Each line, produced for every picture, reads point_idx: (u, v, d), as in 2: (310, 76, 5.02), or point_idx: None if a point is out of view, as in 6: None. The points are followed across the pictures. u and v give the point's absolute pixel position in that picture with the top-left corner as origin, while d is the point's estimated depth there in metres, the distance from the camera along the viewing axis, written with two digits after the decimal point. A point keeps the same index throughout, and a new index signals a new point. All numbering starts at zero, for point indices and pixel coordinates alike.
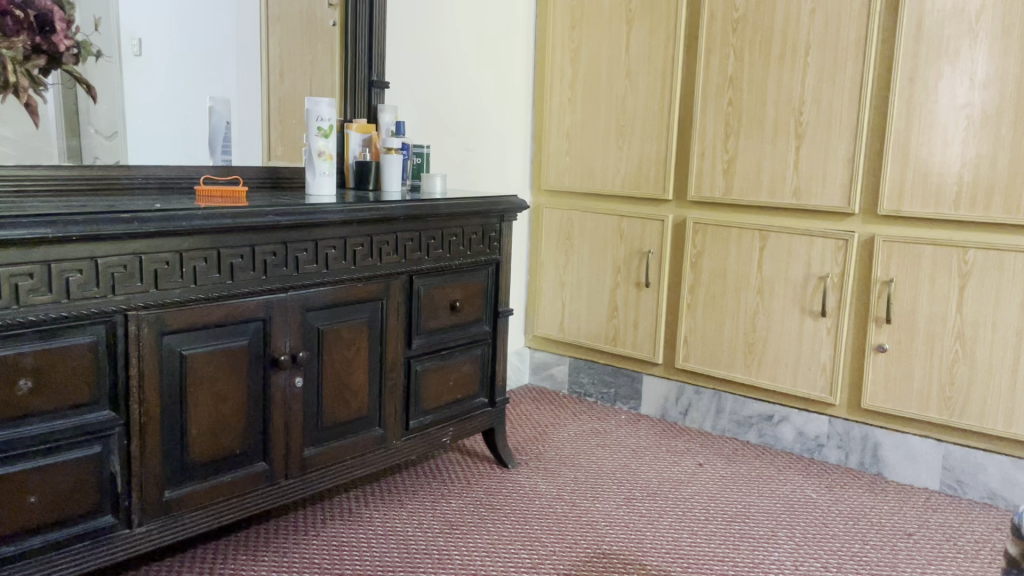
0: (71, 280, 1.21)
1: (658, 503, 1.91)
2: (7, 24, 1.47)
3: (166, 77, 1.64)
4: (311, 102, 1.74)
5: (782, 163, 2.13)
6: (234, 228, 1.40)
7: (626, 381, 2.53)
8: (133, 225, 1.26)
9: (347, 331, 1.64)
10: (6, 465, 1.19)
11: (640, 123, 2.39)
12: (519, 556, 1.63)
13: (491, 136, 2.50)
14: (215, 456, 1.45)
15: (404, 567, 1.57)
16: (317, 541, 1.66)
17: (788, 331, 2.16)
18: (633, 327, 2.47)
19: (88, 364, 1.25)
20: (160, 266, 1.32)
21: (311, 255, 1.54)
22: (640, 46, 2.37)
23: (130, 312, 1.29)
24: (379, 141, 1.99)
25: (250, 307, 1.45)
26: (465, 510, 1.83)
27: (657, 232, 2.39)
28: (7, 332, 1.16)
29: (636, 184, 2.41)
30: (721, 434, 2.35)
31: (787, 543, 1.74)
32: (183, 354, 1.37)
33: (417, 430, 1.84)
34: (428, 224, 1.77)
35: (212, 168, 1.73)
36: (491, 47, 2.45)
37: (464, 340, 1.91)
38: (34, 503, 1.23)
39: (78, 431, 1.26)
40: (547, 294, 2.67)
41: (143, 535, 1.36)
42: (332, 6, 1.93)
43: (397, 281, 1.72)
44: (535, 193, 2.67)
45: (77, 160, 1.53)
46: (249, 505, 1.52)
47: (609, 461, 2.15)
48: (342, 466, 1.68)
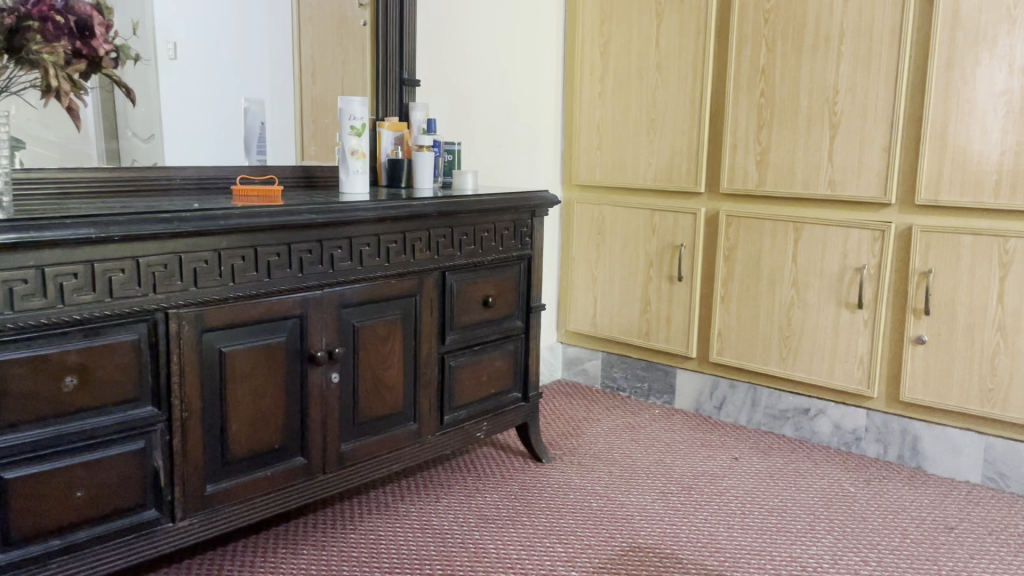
0: (114, 279, 1.24)
1: (694, 497, 1.90)
2: (49, 30, 1.49)
3: (201, 80, 1.66)
4: (343, 101, 1.75)
5: (816, 153, 2.11)
6: (270, 227, 1.42)
7: (660, 376, 2.53)
8: (173, 225, 1.28)
9: (382, 327, 1.65)
10: (52, 460, 1.22)
11: (670, 116, 2.38)
12: (555, 549, 1.64)
13: (521, 131, 2.50)
14: (255, 451, 1.48)
15: (440, 560, 1.58)
16: (355, 535, 1.68)
17: (824, 324, 2.14)
18: (666, 321, 2.46)
19: (131, 361, 1.28)
20: (200, 265, 1.34)
21: (345, 252, 1.56)
22: (671, 38, 2.35)
23: (171, 310, 1.32)
24: (411, 139, 2.00)
25: (287, 305, 1.48)
26: (500, 504, 1.84)
27: (689, 225, 2.37)
28: (52, 330, 1.19)
29: (668, 178, 2.40)
30: (757, 428, 2.34)
31: (825, 537, 1.72)
32: (223, 351, 1.40)
33: (451, 424, 1.85)
34: (460, 220, 1.78)
35: (248, 168, 1.76)
36: (521, 44, 2.45)
37: (497, 336, 1.92)
38: (81, 497, 1.26)
39: (122, 426, 1.29)
40: (579, 289, 2.67)
41: (186, 529, 1.39)
42: (362, 6, 1.95)
43: (431, 278, 1.74)
44: (566, 188, 2.67)
45: (115, 162, 1.57)
46: (288, 499, 1.54)
47: (644, 455, 2.15)
48: (378, 460, 1.70)
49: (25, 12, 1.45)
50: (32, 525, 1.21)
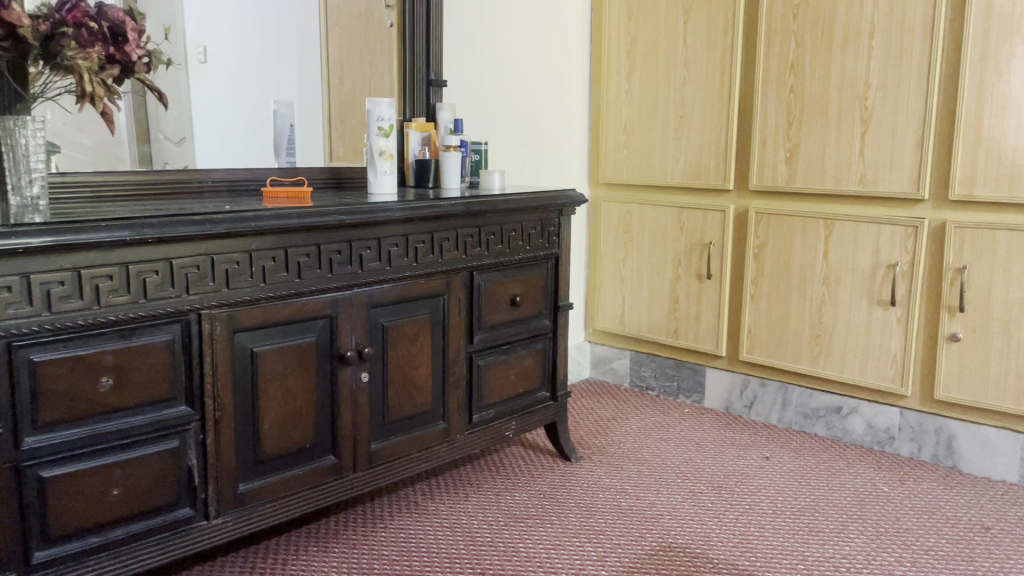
0: (148, 280, 1.26)
1: (724, 496, 1.89)
2: (82, 36, 1.37)
3: (230, 82, 1.68)
4: (371, 103, 1.77)
5: (847, 149, 2.08)
6: (300, 228, 1.43)
7: (689, 374, 2.51)
8: (205, 227, 1.30)
9: (411, 326, 1.66)
10: (90, 459, 1.24)
11: (698, 113, 2.36)
12: (585, 549, 1.63)
13: (548, 130, 2.50)
14: (287, 450, 1.49)
15: (470, 559, 1.59)
16: (385, 533, 1.69)
17: (856, 322, 2.12)
18: (695, 319, 2.45)
19: (165, 361, 1.30)
20: (232, 266, 1.36)
21: (374, 252, 1.57)
22: (698, 35, 2.34)
23: (203, 311, 1.34)
24: (438, 139, 2.01)
25: (317, 305, 1.49)
26: (529, 503, 1.84)
27: (718, 222, 2.36)
28: (89, 331, 1.21)
29: (696, 175, 2.39)
30: (788, 426, 2.32)
31: (859, 537, 1.70)
32: (255, 351, 1.41)
33: (480, 423, 1.86)
34: (488, 220, 1.78)
35: (277, 170, 1.79)
36: (547, 42, 2.45)
37: (525, 335, 1.92)
38: (118, 495, 1.28)
39: (156, 426, 1.31)
40: (607, 288, 2.66)
41: (220, 527, 1.41)
42: (389, 8, 1.97)
43: (458, 277, 1.74)
44: (593, 186, 2.67)
45: (148, 165, 1.60)
46: (320, 497, 1.56)
47: (673, 454, 2.14)
48: (408, 459, 1.71)
49: (59, 18, 1.35)
50: (71, 522, 1.23)
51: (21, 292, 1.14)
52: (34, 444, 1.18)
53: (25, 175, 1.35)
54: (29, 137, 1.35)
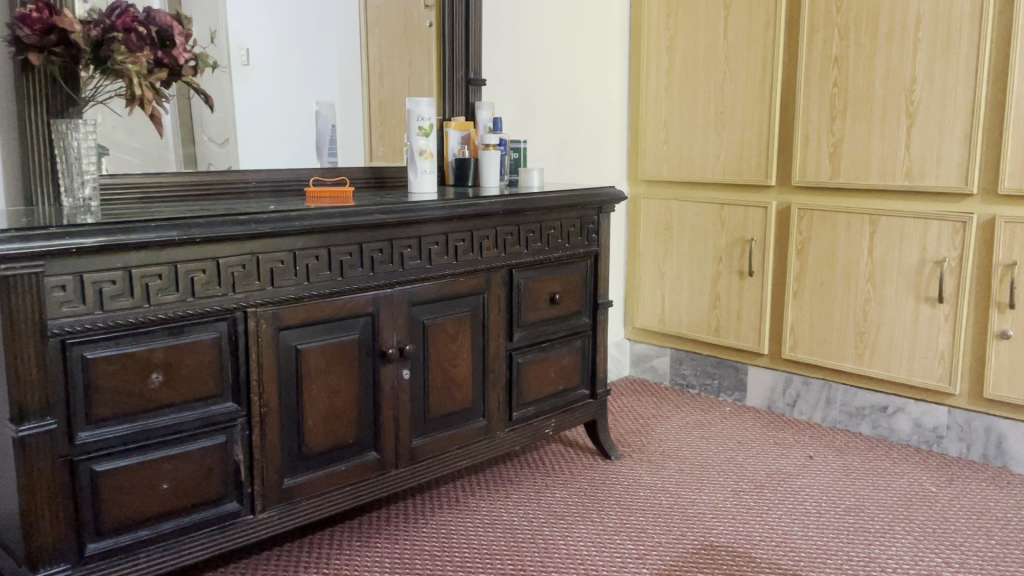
0: (196, 279, 1.29)
1: (767, 495, 1.87)
2: (132, 40, 1.39)
3: (273, 84, 1.71)
4: (411, 103, 1.79)
5: (892, 143, 2.05)
6: (343, 227, 1.45)
7: (730, 373, 2.49)
8: (250, 227, 1.33)
9: (451, 324, 1.68)
10: (140, 453, 1.27)
11: (740, 108, 2.34)
12: (626, 546, 1.63)
13: (587, 128, 2.49)
14: (330, 446, 1.51)
15: (510, 555, 1.60)
16: (427, 529, 1.70)
17: (902, 319, 2.08)
18: (737, 317, 2.42)
19: (212, 358, 1.33)
20: (276, 265, 1.38)
21: (415, 251, 1.58)
22: (739, 30, 2.32)
23: (249, 309, 1.36)
24: (477, 138, 2.02)
25: (359, 303, 1.51)
26: (569, 500, 1.84)
27: (760, 219, 2.34)
28: (139, 328, 1.24)
29: (738, 171, 2.37)
30: (832, 426, 2.29)
31: (905, 537, 1.67)
32: (299, 348, 1.44)
33: (520, 421, 1.86)
34: (527, 218, 1.79)
35: (319, 170, 1.81)
36: (586, 40, 2.45)
37: (565, 332, 1.92)
38: (168, 489, 1.31)
39: (205, 421, 1.34)
40: (646, 285, 2.65)
41: (265, 521, 1.44)
42: (428, 7, 1.99)
43: (498, 275, 1.75)
44: (632, 184, 2.65)
45: (192, 166, 1.62)
46: (363, 493, 1.58)
47: (715, 453, 2.12)
48: (449, 456, 1.72)
49: (108, 25, 1.39)
50: (122, 515, 1.27)
51: (75, 291, 1.18)
52: (87, 439, 1.22)
53: (77, 177, 1.39)
54: (80, 139, 1.39)
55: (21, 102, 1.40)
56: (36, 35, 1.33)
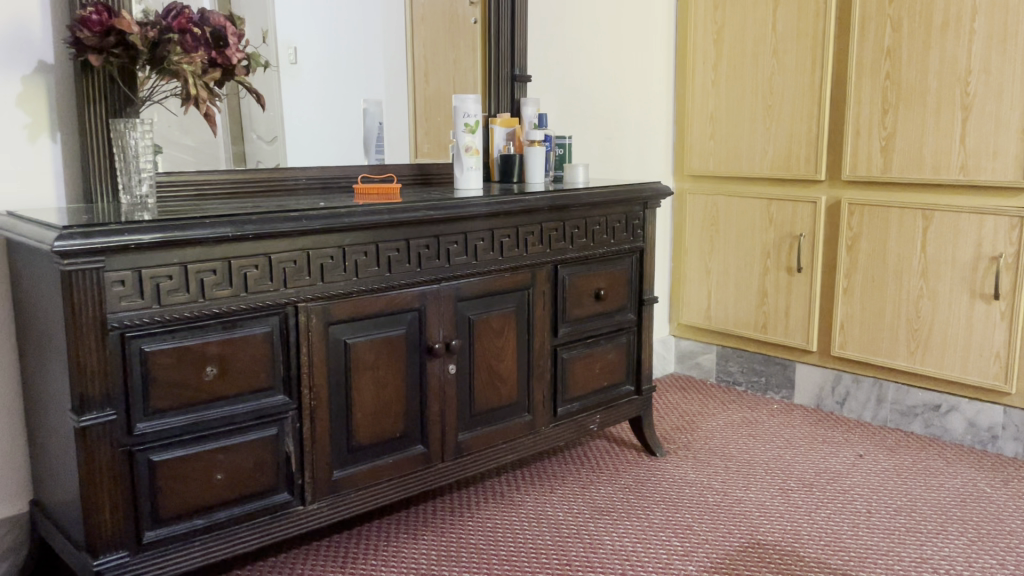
0: (249, 274, 1.32)
1: (816, 494, 1.85)
2: (187, 41, 1.42)
3: (320, 83, 1.73)
4: (458, 100, 1.80)
5: (947, 136, 2.00)
6: (390, 223, 1.47)
7: (778, 370, 2.46)
8: (301, 223, 1.35)
9: (497, 320, 1.68)
10: (194, 444, 1.30)
11: (789, 102, 2.31)
12: (671, 543, 1.63)
13: (633, 123, 2.48)
14: (378, 439, 1.54)
15: (556, 550, 1.60)
16: (472, 522, 1.72)
17: (957, 316, 2.04)
18: (785, 314, 2.39)
19: (264, 352, 1.36)
20: (326, 261, 1.40)
21: (461, 247, 1.60)
22: (788, 23, 2.29)
23: (300, 304, 1.39)
24: (522, 135, 2.03)
25: (407, 298, 1.53)
26: (614, 496, 1.84)
27: (809, 214, 2.30)
28: (194, 323, 1.28)
29: (786, 165, 2.33)
30: (882, 424, 2.25)
31: (959, 539, 1.64)
32: (348, 342, 1.46)
33: (565, 416, 1.87)
34: (572, 214, 1.79)
35: (367, 167, 1.84)
36: (632, 35, 2.43)
37: (610, 328, 1.92)
38: (221, 480, 1.34)
39: (258, 413, 1.37)
40: (692, 282, 2.63)
41: (315, 512, 1.46)
42: (473, 5, 2.00)
43: (543, 271, 1.76)
44: (678, 178, 2.63)
45: (242, 164, 1.65)
46: (410, 485, 1.60)
47: (762, 451, 2.10)
48: (495, 450, 1.73)
49: (165, 26, 1.42)
50: (178, 505, 1.30)
51: (133, 286, 1.21)
52: (144, 430, 1.25)
53: (135, 175, 1.44)
54: (137, 139, 1.43)
55: (82, 102, 1.44)
56: (96, 36, 1.37)
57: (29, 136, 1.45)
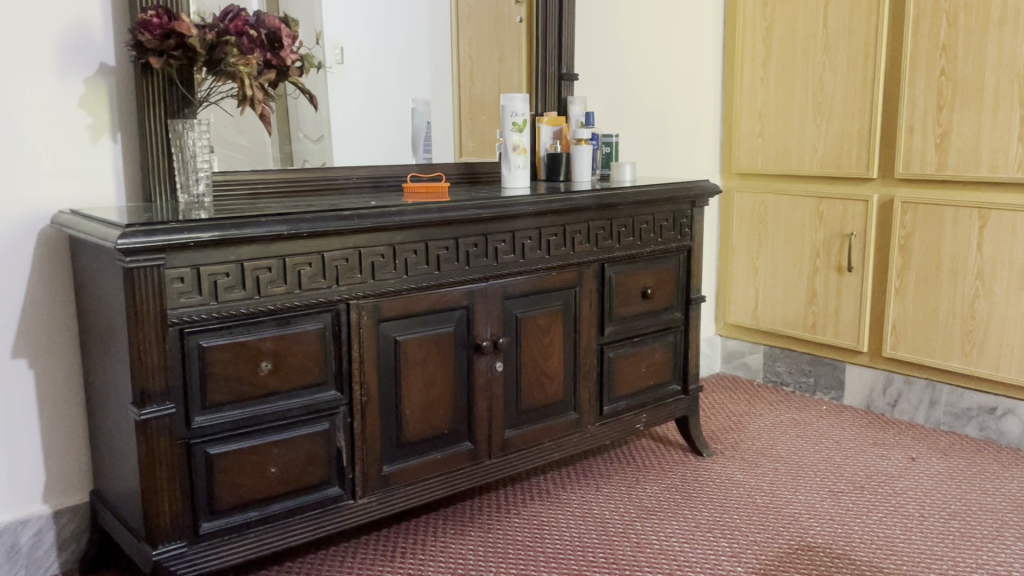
0: (303, 272, 1.34)
1: (867, 497, 1.82)
2: (243, 43, 1.45)
3: (368, 83, 1.76)
4: (505, 99, 1.81)
5: (1004, 133, 1.95)
6: (440, 221, 1.49)
7: (827, 371, 2.43)
8: (354, 222, 1.37)
9: (544, 318, 1.69)
10: (249, 438, 1.33)
11: (840, 99, 2.28)
12: (720, 544, 1.62)
13: (679, 120, 2.46)
14: (427, 435, 1.55)
15: (602, 549, 1.60)
16: (519, 519, 1.73)
17: (1014, 317, 1.99)
18: (834, 314, 2.36)
19: (317, 348, 1.38)
20: (377, 259, 1.42)
21: (508, 245, 1.61)
22: (840, 18, 2.25)
23: (352, 301, 1.41)
24: (569, 133, 2.03)
25: (455, 296, 1.54)
26: (660, 496, 1.84)
27: (861, 212, 2.26)
28: (250, 319, 1.30)
29: (837, 163, 2.30)
30: (935, 427, 2.20)
31: (1016, 544, 1.60)
32: (397, 339, 1.48)
33: (611, 415, 1.86)
34: (620, 212, 1.79)
35: (415, 166, 1.86)
36: (680, 32, 2.42)
37: (656, 327, 1.91)
38: (275, 473, 1.36)
39: (310, 408, 1.39)
40: (739, 281, 2.61)
41: (365, 506, 1.48)
42: (519, 3, 2.01)
43: (591, 269, 1.76)
44: (726, 177, 2.61)
45: (289, 164, 1.67)
46: (457, 481, 1.61)
47: (811, 452, 2.08)
48: (541, 448, 1.74)
49: (223, 28, 1.45)
50: (234, 497, 1.33)
51: (192, 282, 1.24)
52: (202, 423, 1.28)
53: (193, 174, 1.47)
54: (195, 138, 1.46)
55: (142, 104, 1.48)
56: (156, 40, 1.40)
57: (92, 137, 1.49)
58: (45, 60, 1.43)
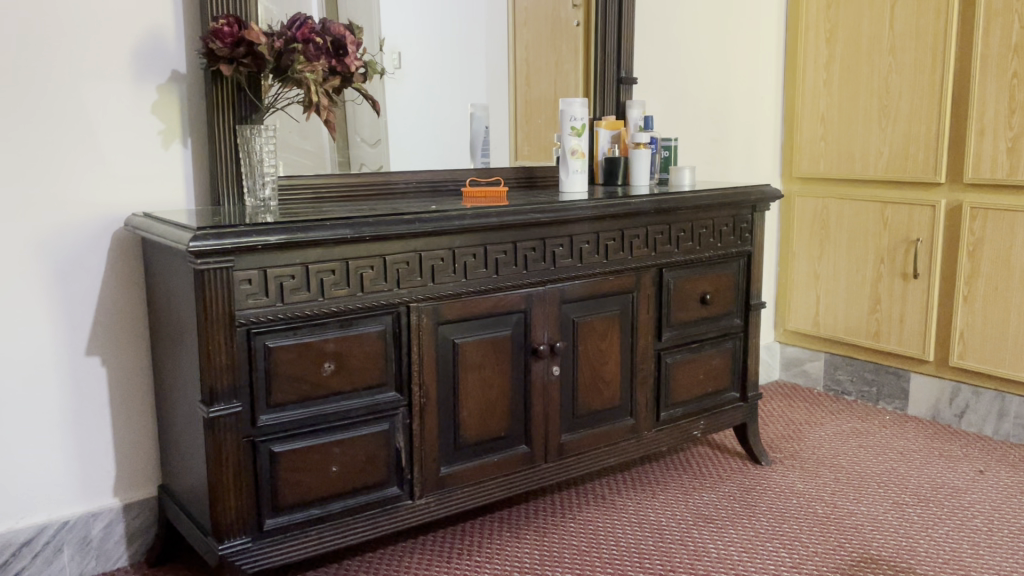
0: (365, 275, 1.36)
1: (932, 510, 1.77)
2: (310, 50, 1.48)
3: (427, 88, 1.78)
4: (564, 103, 1.82)
5: None
6: (499, 226, 1.50)
7: (891, 380, 2.37)
8: (415, 226, 1.39)
9: (601, 322, 1.69)
10: (311, 437, 1.36)
11: (906, 102, 2.23)
12: (779, 555, 1.59)
13: (740, 123, 2.43)
14: (484, 437, 1.56)
15: (659, 556, 1.59)
16: (574, 524, 1.72)
17: None
18: (899, 322, 2.31)
19: (378, 350, 1.40)
20: (437, 262, 1.44)
21: (566, 249, 1.61)
22: (906, 20, 2.21)
23: (412, 304, 1.43)
24: (627, 137, 2.03)
25: (513, 300, 1.55)
26: (718, 504, 1.82)
27: (927, 217, 2.21)
28: (314, 321, 1.33)
29: (903, 167, 2.25)
30: (1004, 440, 2.13)
31: None
32: (456, 342, 1.49)
33: (668, 421, 1.85)
34: (678, 217, 1.78)
35: (474, 171, 1.88)
36: (740, 34, 2.39)
37: (715, 333, 1.89)
38: (337, 472, 1.39)
39: (370, 409, 1.41)
40: (800, 287, 2.56)
41: (423, 506, 1.50)
42: (576, 7, 2.01)
43: (648, 274, 1.75)
44: (786, 181, 2.57)
45: (346, 169, 1.69)
46: (514, 484, 1.62)
47: (873, 463, 2.03)
48: (597, 452, 1.74)
49: (290, 36, 1.48)
50: (297, 495, 1.36)
51: (260, 284, 1.28)
52: (267, 422, 1.31)
53: (259, 179, 1.51)
54: (263, 143, 1.49)
55: (211, 110, 1.52)
56: (227, 47, 1.44)
57: (163, 142, 1.54)
58: (121, 68, 1.48)
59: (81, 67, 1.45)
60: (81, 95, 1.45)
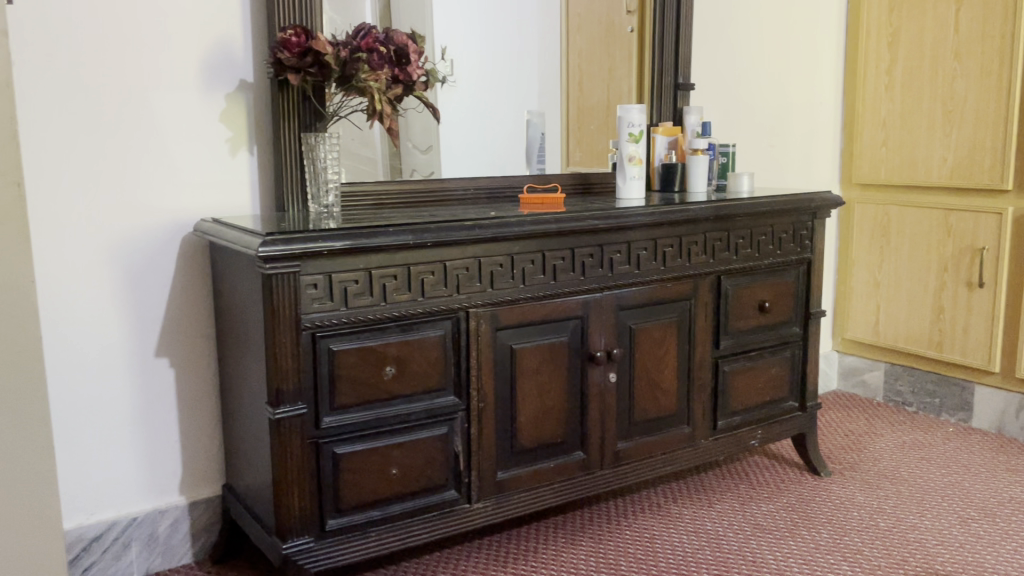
0: (426, 280, 1.38)
1: (1000, 525, 1.73)
2: (374, 59, 1.51)
3: (483, 96, 1.80)
4: (622, 110, 1.82)
5: None
6: (558, 232, 1.51)
7: (954, 391, 2.32)
8: (475, 232, 1.41)
9: (658, 330, 1.68)
10: (371, 439, 1.38)
11: (972, 106, 2.18)
12: (840, 568, 1.57)
13: (798, 129, 2.40)
14: (541, 443, 1.57)
15: (716, 566, 1.58)
16: (629, 532, 1.72)
17: None
18: (963, 332, 2.25)
19: (438, 354, 1.42)
20: (496, 268, 1.45)
21: (624, 256, 1.61)
22: (972, 22, 2.16)
23: (471, 309, 1.44)
24: (685, 142, 2.03)
25: (570, 306, 1.55)
26: (776, 515, 1.79)
27: (993, 225, 2.16)
28: (376, 325, 1.35)
29: (968, 173, 2.20)
30: None
31: None
32: (514, 347, 1.50)
33: (725, 430, 1.83)
34: (737, 224, 1.76)
35: (530, 177, 1.89)
36: (799, 39, 2.36)
37: (774, 341, 1.87)
38: (396, 475, 1.41)
39: (430, 413, 1.43)
40: (859, 295, 2.52)
41: (481, 510, 1.51)
42: (631, 13, 2.01)
43: (706, 281, 1.74)
44: (845, 187, 2.53)
45: (399, 176, 1.71)
46: (571, 491, 1.62)
47: (937, 476, 1.99)
48: (654, 460, 1.73)
49: (354, 45, 1.51)
50: (358, 496, 1.38)
51: (325, 289, 1.30)
52: (330, 423, 1.34)
53: (323, 186, 1.53)
54: (326, 151, 1.53)
55: (277, 118, 1.56)
56: (295, 57, 1.48)
57: (231, 150, 1.58)
58: (192, 78, 1.53)
59: (154, 77, 1.50)
60: (153, 104, 1.50)
